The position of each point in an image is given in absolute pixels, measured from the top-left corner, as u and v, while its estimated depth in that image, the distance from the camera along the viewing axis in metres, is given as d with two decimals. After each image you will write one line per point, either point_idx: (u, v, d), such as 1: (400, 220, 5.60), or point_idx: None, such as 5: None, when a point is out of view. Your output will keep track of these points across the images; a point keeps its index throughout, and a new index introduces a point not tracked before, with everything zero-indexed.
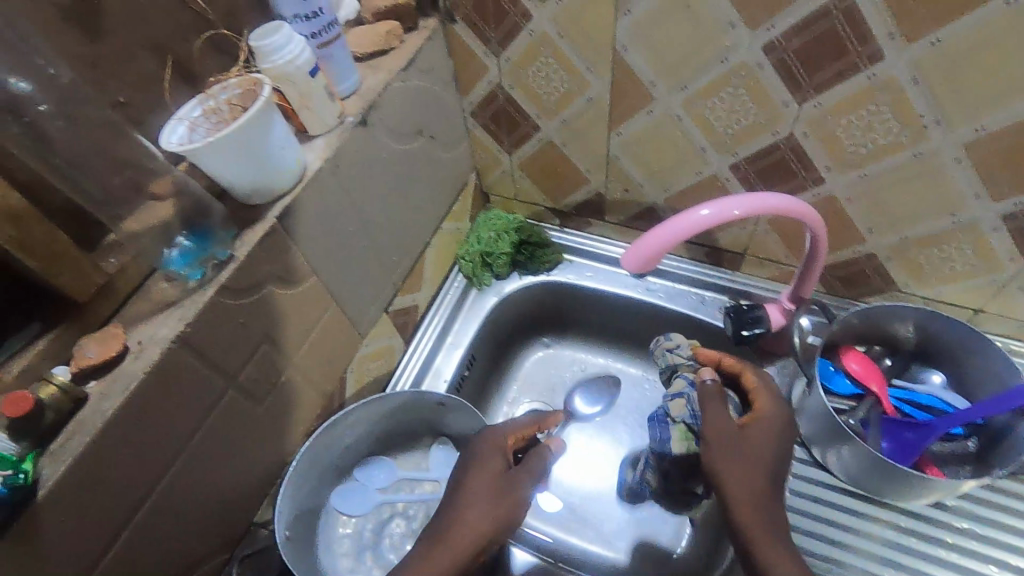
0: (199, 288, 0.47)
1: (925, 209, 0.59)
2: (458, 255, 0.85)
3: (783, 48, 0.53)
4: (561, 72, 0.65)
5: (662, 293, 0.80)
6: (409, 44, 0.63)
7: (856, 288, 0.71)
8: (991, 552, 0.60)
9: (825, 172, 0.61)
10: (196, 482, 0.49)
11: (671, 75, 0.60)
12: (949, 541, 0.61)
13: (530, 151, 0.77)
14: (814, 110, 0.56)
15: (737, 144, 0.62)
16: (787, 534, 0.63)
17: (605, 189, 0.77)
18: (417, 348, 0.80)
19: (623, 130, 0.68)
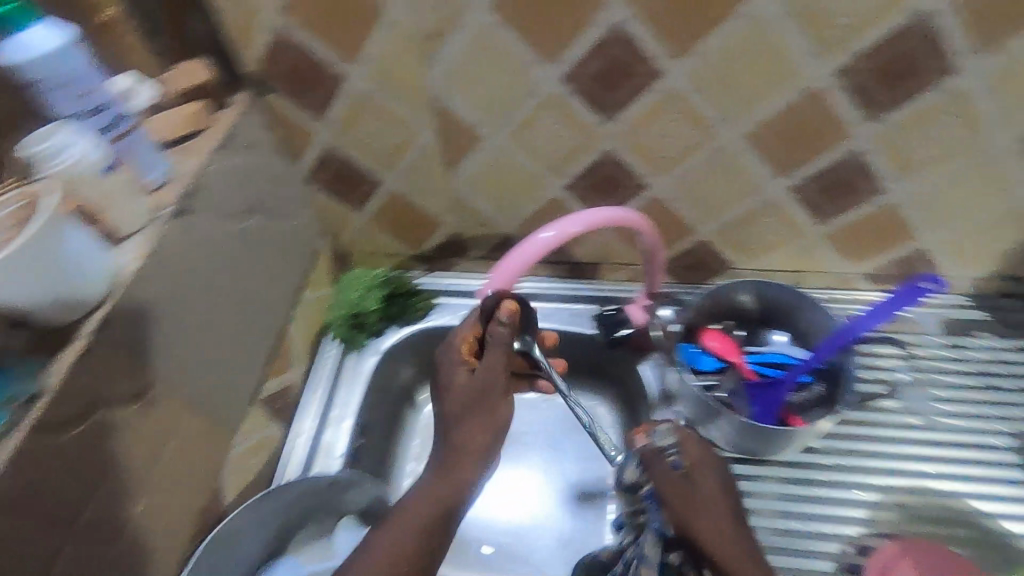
0: (5, 434, 0.41)
1: (734, 195, 0.67)
2: (327, 322, 0.82)
3: (581, 76, 0.58)
4: (388, 126, 0.66)
5: (537, 314, 0.82)
6: (223, 121, 0.61)
7: (702, 272, 0.78)
8: (859, 478, 0.67)
9: (647, 178, 0.67)
10: None
11: (491, 113, 0.63)
12: (826, 479, 0.67)
13: (378, 205, 0.77)
14: (623, 126, 0.62)
15: (566, 166, 0.67)
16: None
17: (460, 227, 0.79)
18: (301, 428, 0.76)
19: (461, 169, 0.70)
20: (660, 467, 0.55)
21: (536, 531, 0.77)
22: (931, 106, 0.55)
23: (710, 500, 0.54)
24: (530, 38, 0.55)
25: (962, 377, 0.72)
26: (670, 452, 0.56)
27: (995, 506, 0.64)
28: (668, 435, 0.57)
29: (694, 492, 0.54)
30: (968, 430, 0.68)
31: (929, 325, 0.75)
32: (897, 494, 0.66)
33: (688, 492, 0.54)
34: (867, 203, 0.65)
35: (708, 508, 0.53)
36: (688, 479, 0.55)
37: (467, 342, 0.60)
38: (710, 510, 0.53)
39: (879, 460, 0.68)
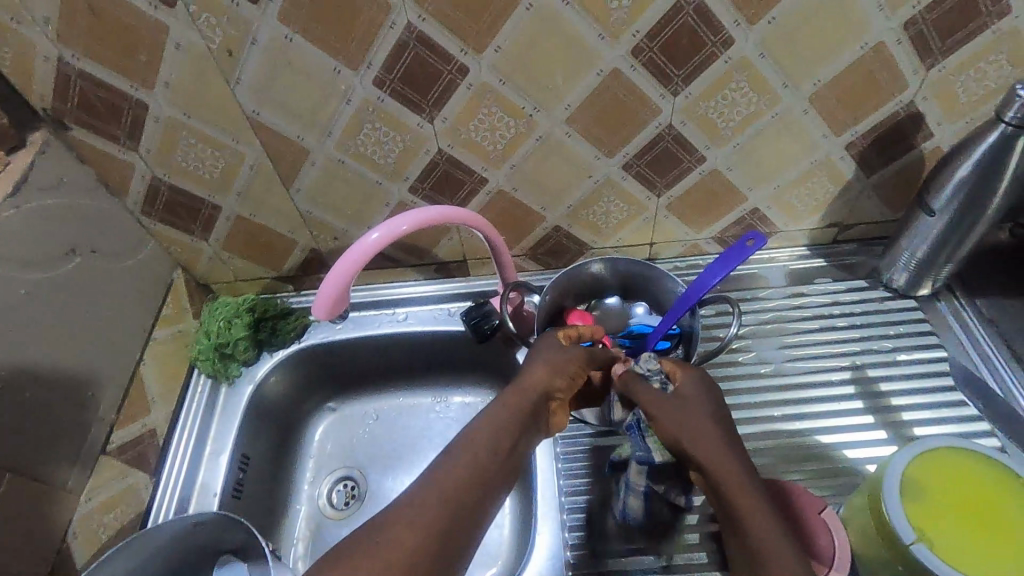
0: None
1: (571, 179, 0.69)
2: (193, 358, 0.79)
3: (389, 80, 0.58)
4: (209, 149, 0.63)
5: (413, 319, 0.82)
6: (15, 165, 0.57)
7: (562, 256, 0.81)
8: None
9: (484, 172, 0.68)
10: None
11: (311, 126, 0.62)
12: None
13: (225, 230, 0.74)
14: (445, 124, 0.62)
15: (402, 169, 0.67)
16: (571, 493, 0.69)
17: (316, 242, 0.77)
18: (173, 472, 0.72)
19: (299, 185, 0.69)
20: (641, 388, 0.55)
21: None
22: (722, 75, 0.58)
23: (692, 403, 0.52)
24: (328, 46, 0.55)
25: (805, 323, 0.77)
26: (653, 377, 0.58)
27: (835, 437, 0.69)
28: (651, 362, 0.59)
29: (677, 415, 0.51)
30: (811, 371, 0.74)
31: (774, 278, 0.81)
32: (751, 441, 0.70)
33: (689, 421, 0.50)
34: (692, 172, 0.69)
35: (683, 410, 0.51)
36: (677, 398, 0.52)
37: (568, 332, 0.62)
38: (683, 417, 0.50)
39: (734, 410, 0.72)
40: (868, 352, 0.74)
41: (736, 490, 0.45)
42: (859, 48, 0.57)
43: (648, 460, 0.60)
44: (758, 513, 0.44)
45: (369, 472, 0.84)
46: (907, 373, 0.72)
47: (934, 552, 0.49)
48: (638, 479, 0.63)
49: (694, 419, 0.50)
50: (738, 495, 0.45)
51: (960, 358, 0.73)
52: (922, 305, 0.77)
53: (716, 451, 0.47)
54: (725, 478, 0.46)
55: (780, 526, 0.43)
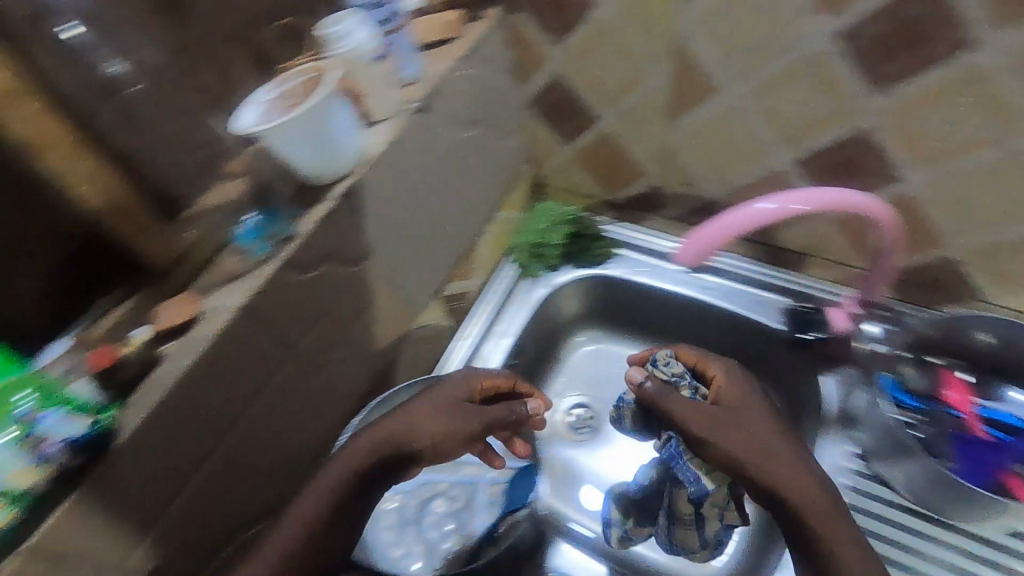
0: (266, 260, 0.49)
1: (1016, 210, 0.55)
2: (510, 246, 0.85)
3: (864, 34, 0.50)
4: (624, 60, 0.64)
5: (719, 292, 0.77)
6: (471, 33, 0.64)
7: (932, 295, 0.67)
8: (922, 567, 0.60)
9: (901, 169, 0.57)
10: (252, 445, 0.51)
11: (741, 63, 0.58)
12: (911, 565, 0.60)
13: (586, 143, 0.77)
14: (893, 102, 0.53)
15: (804, 137, 0.60)
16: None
17: (662, 182, 0.75)
18: (464, 336, 0.80)
19: (685, 120, 0.66)
20: (670, 396, 0.59)
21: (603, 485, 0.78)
22: None
23: (741, 409, 0.56)
24: None
25: None
26: (685, 383, 0.61)
27: None
28: (674, 365, 0.62)
29: (761, 439, 0.53)
30: None
31: None
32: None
33: (763, 438, 0.53)
34: None
35: (743, 422, 0.55)
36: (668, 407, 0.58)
37: (485, 386, 0.60)
38: (750, 428, 0.54)
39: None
40: None
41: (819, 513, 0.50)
42: None
43: (701, 493, 0.56)
44: (834, 524, 0.50)
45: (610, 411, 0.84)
46: None
47: None
48: (684, 511, 0.59)
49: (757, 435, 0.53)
50: (820, 517, 0.50)
51: None
52: None
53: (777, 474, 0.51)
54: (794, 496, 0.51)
55: (858, 539, 0.50)
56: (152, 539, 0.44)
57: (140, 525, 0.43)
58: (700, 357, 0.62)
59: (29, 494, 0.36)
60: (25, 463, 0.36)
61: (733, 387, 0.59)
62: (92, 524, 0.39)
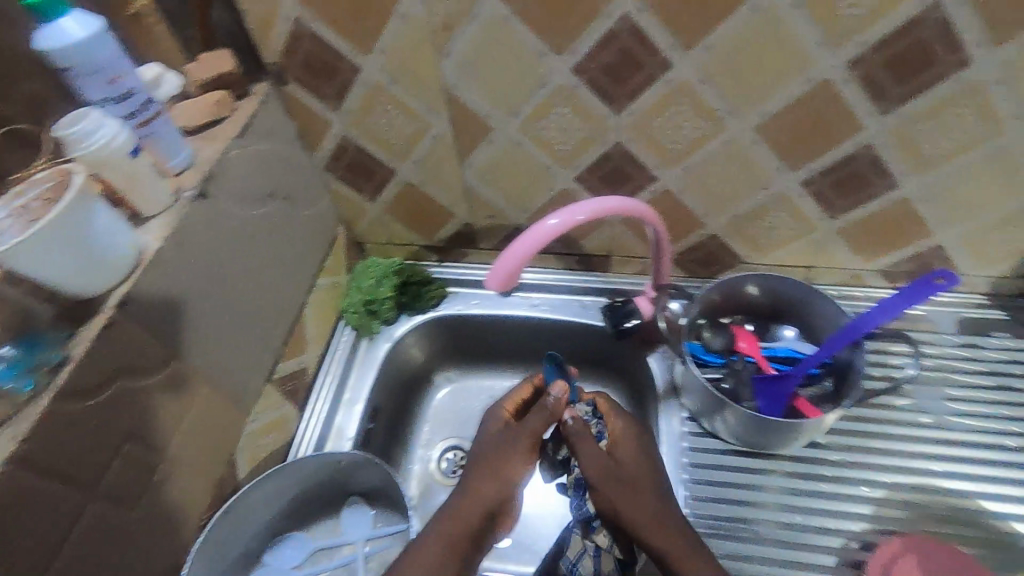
0: (33, 399, 0.42)
1: (744, 187, 0.67)
2: (342, 309, 0.84)
3: (590, 67, 0.58)
4: (405, 116, 0.67)
5: (546, 306, 0.84)
6: (243, 110, 0.63)
7: (710, 267, 0.79)
8: (756, 513, 0.65)
9: (656, 170, 0.67)
10: None
11: (502, 105, 0.64)
12: (737, 499, 0.66)
13: (391, 195, 0.78)
14: (631, 118, 0.62)
15: (575, 157, 0.68)
16: (696, 488, 0.68)
17: (471, 219, 0.80)
18: (314, 411, 0.77)
19: (473, 160, 0.71)
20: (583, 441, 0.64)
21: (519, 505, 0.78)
22: (945, 99, 0.55)
23: (635, 473, 0.62)
24: (541, 30, 0.56)
25: (977, 377, 0.70)
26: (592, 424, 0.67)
27: (1003, 506, 0.63)
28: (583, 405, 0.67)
29: (626, 475, 0.62)
30: (977, 430, 0.67)
31: (943, 324, 0.74)
32: (898, 492, 0.65)
33: (622, 476, 0.62)
34: (877, 197, 0.65)
35: (618, 457, 0.64)
36: (614, 469, 0.63)
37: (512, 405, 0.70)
38: (624, 459, 0.63)
39: (858, 472, 0.66)
40: None
41: (675, 545, 0.57)
42: None
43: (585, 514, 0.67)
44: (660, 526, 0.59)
45: None
46: None
47: None
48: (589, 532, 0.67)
49: (609, 481, 0.62)
50: (681, 557, 0.57)
51: None
52: None
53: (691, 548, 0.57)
54: (637, 513, 0.60)
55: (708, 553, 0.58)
56: None
57: None
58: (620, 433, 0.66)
59: None
60: None
61: (629, 432, 0.66)
62: None
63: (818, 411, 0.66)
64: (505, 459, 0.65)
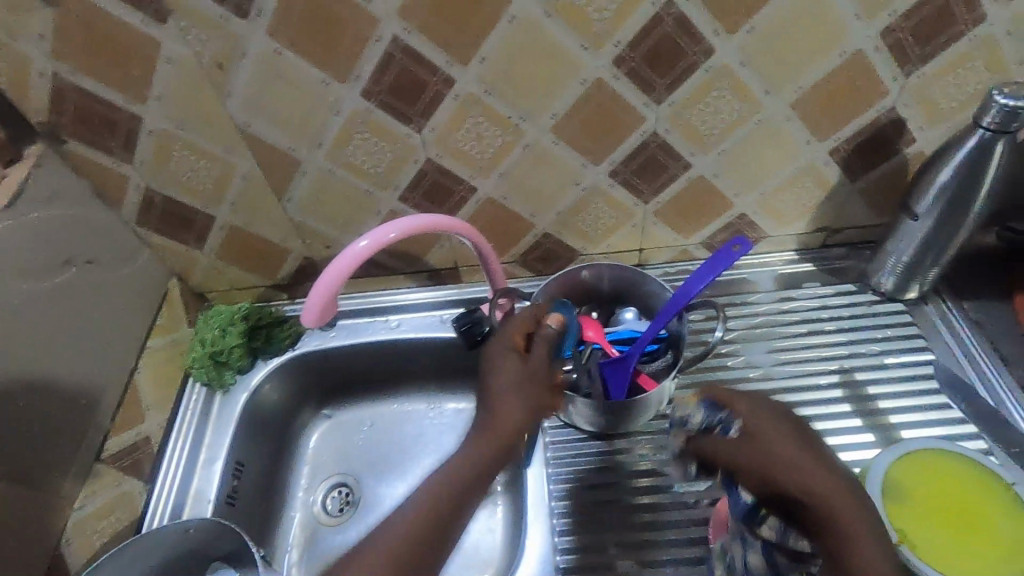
0: None
1: (558, 186, 0.70)
2: (188, 366, 0.79)
3: (377, 91, 0.59)
4: (205, 159, 0.65)
5: (404, 326, 0.83)
6: (13, 177, 0.58)
7: (552, 263, 0.82)
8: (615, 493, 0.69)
9: (473, 180, 0.69)
10: None
11: (302, 138, 0.63)
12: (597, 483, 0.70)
13: (218, 240, 0.75)
14: (433, 135, 0.63)
15: (391, 179, 0.68)
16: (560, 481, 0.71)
17: (310, 252, 0.78)
18: (167, 479, 0.72)
19: (291, 195, 0.70)
20: (721, 448, 0.48)
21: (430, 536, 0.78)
22: (704, 84, 0.60)
23: (765, 433, 0.47)
24: (318, 60, 0.56)
25: (796, 327, 0.77)
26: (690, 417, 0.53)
27: (823, 440, 0.69)
28: (695, 412, 0.52)
29: (777, 455, 0.45)
30: (798, 375, 0.74)
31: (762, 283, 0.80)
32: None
33: (772, 458, 0.45)
34: (679, 178, 0.70)
35: (767, 446, 0.46)
36: (754, 442, 0.46)
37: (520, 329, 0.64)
38: (777, 441, 0.46)
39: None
40: (855, 355, 0.74)
41: (823, 487, 0.43)
42: (837, 57, 0.58)
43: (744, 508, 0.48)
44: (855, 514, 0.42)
45: (363, 478, 0.85)
46: (896, 374, 0.72)
47: (917, 555, 0.49)
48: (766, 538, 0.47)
49: (768, 466, 0.44)
50: (832, 511, 0.42)
51: (946, 359, 0.73)
52: (911, 307, 0.78)
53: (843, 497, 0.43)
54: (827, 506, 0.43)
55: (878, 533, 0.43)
56: None
57: None
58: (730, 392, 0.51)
59: None
60: None
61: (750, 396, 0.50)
62: None
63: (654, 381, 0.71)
64: (512, 397, 0.60)
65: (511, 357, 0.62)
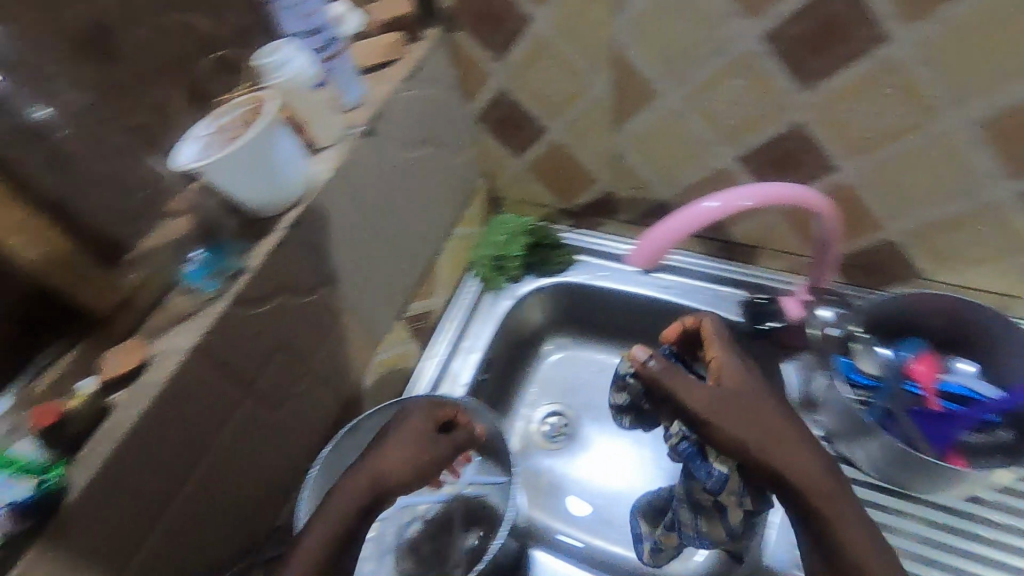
0: (212, 299, 0.47)
1: (943, 191, 0.58)
2: (471, 261, 0.85)
3: (785, 36, 0.53)
4: (567, 72, 0.65)
5: (677, 290, 0.79)
6: (412, 53, 0.65)
7: (878, 277, 0.69)
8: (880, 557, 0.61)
9: (837, 159, 0.60)
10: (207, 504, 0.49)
11: (672, 72, 0.60)
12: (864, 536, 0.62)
13: (537, 154, 0.77)
14: (821, 97, 0.55)
15: (743, 136, 0.62)
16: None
17: (614, 188, 0.77)
18: (433, 353, 0.79)
19: (629, 127, 0.68)
20: (677, 375, 0.54)
21: (610, 496, 0.77)
22: None
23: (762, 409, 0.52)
24: None
25: None
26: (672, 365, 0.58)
27: None
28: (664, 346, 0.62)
29: (772, 425, 0.51)
30: None
31: None
32: None
33: (769, 428, 0.50)
34: None
35: (744, 411, 0.51)
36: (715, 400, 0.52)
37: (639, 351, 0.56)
38: (752, 412, 0.51)
39: (926, 569, 0.59)
40: None
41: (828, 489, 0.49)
42: None
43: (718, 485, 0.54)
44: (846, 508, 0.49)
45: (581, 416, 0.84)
46: None
47: None
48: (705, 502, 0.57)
49: (767, 425, 0.50)
50: (827, 508, 0.48)
51: None
52: None
53: (838, 493, 0.48)
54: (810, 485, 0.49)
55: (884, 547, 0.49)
56: None
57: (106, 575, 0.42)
58: (712, 335, 0.59)
59: None
60: None
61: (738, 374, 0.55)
62: None
63: (965, 464, 0.58)
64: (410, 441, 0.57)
65: (422, 432, 0.58)
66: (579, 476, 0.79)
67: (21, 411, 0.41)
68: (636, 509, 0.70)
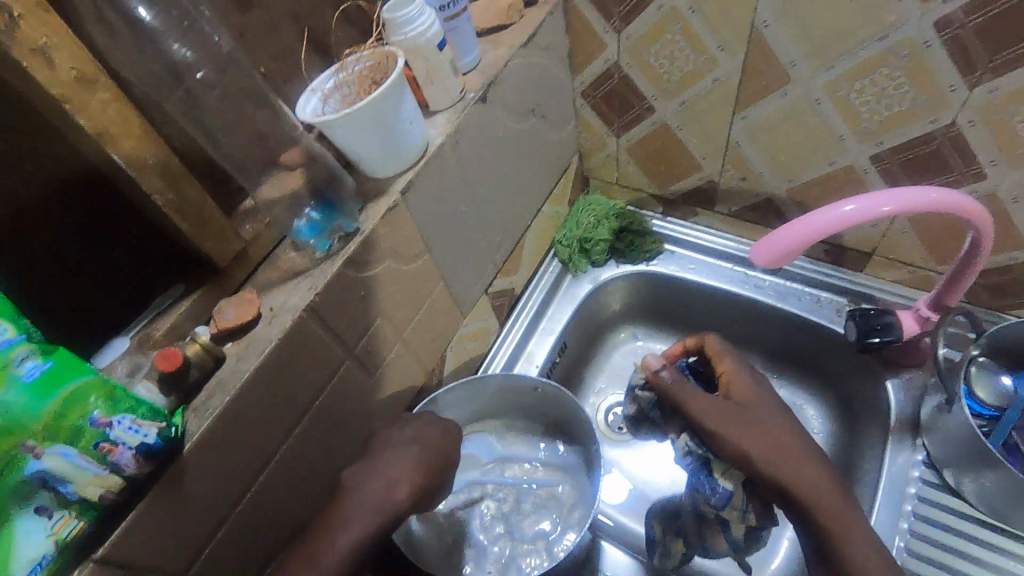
0: (326, 258, 0.47)
1: None
2: (555, 240, 0.82)
3: (960, 25, 0.47)
4: (693, 49, 0.60)
5: (772, 291, 0.75)
6: (530, 18, 0.62)
7: (1005, 298, 0.64)
8: None
9: (990, 167, 0.54)
10: (305, 462, 0.49)
11: (815, 57, 0.55)
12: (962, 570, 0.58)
13: (641, 134, 0.73)
14: (988, 97, 0.50)
15: (882, 132, 0.57)
16: (913, 543, 0.59)
17: (719, 177, 0.72)
18: (511, 330, 0.77)
19: (751, 113, 0.63)
20: (690, 390, 0.54)
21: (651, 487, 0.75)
22: None
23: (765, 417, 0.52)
24: None
25: None
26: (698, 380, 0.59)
27: None
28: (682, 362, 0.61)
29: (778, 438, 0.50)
30: None
31: None
32: None
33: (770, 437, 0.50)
34: None
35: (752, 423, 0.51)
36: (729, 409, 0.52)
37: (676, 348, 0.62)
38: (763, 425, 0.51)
39: None
40: None
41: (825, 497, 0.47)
42: None
43: (722, 501, 0.53)
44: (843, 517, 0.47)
45: None
46: None
47: None
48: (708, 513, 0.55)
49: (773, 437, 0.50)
50: (832, 517, 0.47)
51: None
52: None
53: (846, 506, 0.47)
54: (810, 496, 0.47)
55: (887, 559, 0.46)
56: (218, 540, 0.43)
57: (213, 520, 0.42)
58: (719, 350, 0.57)
59: (101, 502, 0.34)
60: (95, 472, 0.33)
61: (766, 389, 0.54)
62: (166, 525, 0.39)
63: None
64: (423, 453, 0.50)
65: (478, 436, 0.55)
66: (622, 466, 0.77)
67: (143, 353, 0.41)
68: (649, 515, 0.67)
